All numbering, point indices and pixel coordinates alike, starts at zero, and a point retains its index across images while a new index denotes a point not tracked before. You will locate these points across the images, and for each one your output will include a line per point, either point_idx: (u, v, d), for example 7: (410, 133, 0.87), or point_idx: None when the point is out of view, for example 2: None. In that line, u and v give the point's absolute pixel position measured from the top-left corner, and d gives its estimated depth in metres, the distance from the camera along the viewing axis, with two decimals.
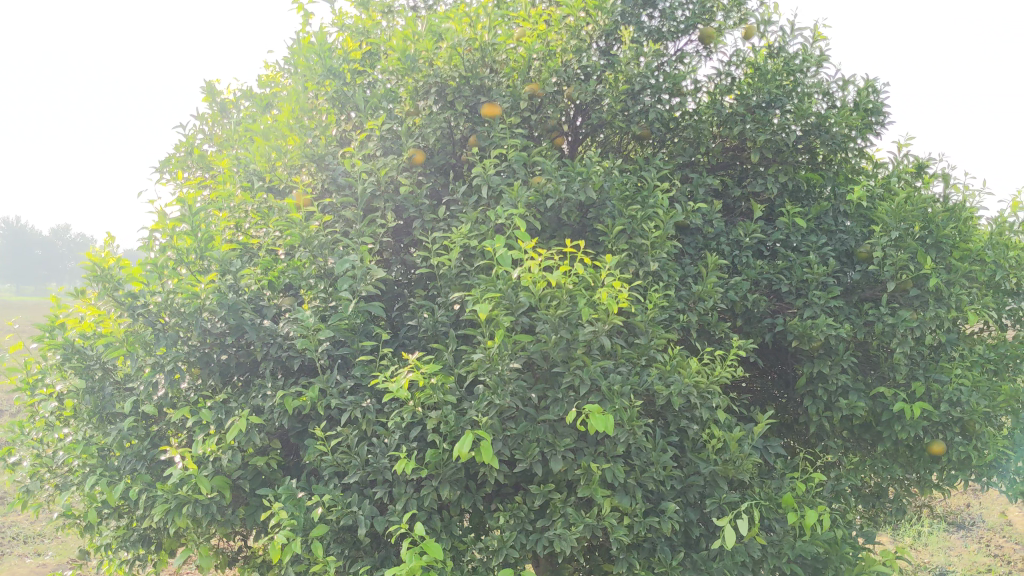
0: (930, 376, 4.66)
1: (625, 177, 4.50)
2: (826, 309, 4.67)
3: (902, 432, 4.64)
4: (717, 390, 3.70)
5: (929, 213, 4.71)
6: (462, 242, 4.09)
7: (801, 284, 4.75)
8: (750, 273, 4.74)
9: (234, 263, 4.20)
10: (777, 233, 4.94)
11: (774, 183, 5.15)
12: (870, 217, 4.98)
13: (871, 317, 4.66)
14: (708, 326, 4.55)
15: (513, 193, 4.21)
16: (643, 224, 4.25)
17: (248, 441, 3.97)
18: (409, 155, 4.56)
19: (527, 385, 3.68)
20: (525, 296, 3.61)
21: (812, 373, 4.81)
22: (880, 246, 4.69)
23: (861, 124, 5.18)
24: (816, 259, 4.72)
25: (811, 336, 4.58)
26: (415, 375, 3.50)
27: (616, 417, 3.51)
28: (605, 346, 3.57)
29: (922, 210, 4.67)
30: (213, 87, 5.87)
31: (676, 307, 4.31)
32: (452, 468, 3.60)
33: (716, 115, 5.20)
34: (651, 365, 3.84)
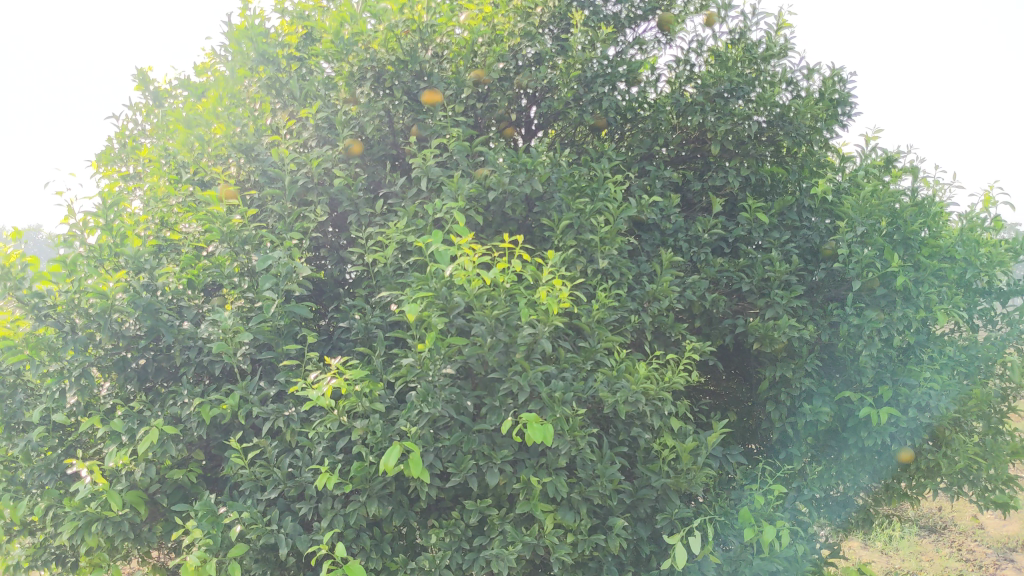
0: (899, 380, 4.46)
1: (575, 169, 4.23)
2: (788, 308, 4.42)
3: (869, 438, 4.47)
4: (668, 398, 3.43)
5: (897, 208, 4.48)
6: (397, 238, 3.80)
7: (763, 283, 4.50)
8: (708, 271, 4.49)
9: (149, 261, 3.91)
10: (739, 229, 4.68)
11: (735, 176, 4.90)
12: (836, 212, 4.73)
13: (836, 317, 4.41)
14: (664, 327, 4.29)
15: (454, 185, 3.96)
16: (592, 218, 3.99)
17: (163, 453, 3.66)
18: (344, 145, 4.29)
19: (462, 392, 3.39)
20: (459, 295, 3.33)
21: (775, 377, 4.55)
22: (846, 243, 4.44)
23: (826, 115, 4.93)
24: (778, 257, 4.47)
25: (773, 337, 4.35)
26: (337, 381, 3.20)
27: (557, 427, 3.23)
28: (546, 349, 3.30)
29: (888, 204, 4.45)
30: (145, 74, 5.55)
31: (628, 307, 4.04)
32: (380, 484, 3.30)
33: (675, 106, 4.95)
34: (598, 370, 3.57)
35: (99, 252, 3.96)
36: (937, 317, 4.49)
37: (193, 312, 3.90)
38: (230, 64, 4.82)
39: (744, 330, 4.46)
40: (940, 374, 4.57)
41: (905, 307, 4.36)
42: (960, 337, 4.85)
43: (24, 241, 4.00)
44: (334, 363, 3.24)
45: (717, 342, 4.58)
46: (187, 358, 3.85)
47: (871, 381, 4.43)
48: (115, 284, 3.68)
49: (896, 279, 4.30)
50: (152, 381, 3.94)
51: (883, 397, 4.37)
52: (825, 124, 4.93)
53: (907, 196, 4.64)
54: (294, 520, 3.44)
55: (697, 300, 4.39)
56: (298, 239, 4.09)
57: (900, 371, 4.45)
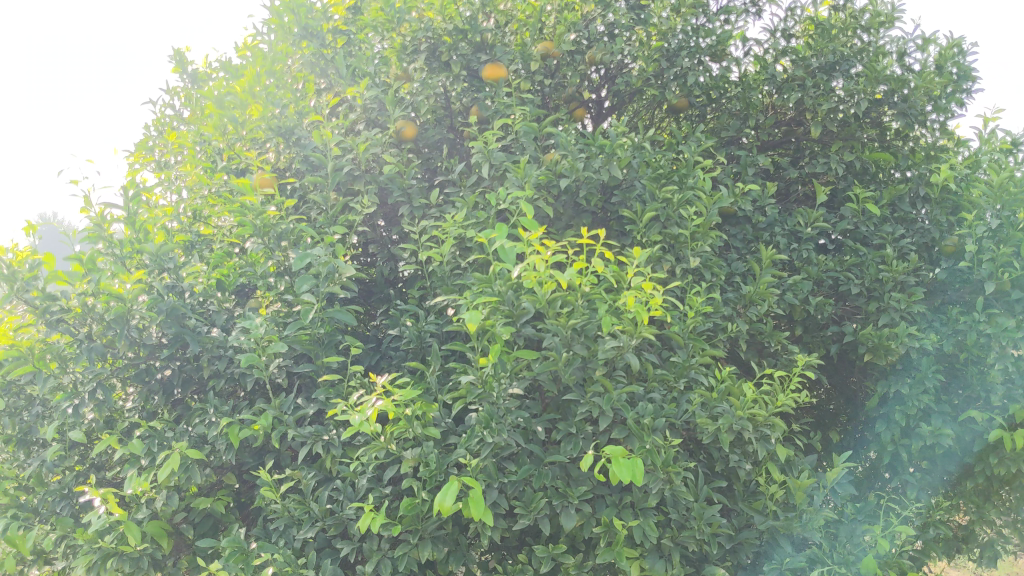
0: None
1: (659, 153, 3.67)
2: (906, 314, 3.81)
3: (1000, 466, 3.84)
4: (779, 424, 2.85)
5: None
6: (455, 232, 3.30)
7: (874, 285, 3.90)
8: (811, 271, 3.90)
9: (172, 258, 3.45)
10: (844, 223, 4.09)
11: (838, 163, 4.32)
12: (960, 202, 4.09)
13: (962, 326, 3.79)
14: (761, 336, 3.71)
15: (520, 171, 3.45)
16: (681, 210, 3.42)
17: (188, 479, 3.19)
18: (395, 128, 3.79)
19: (532, 416, 2.86)
20: (529, 300, 2.80)
21: (888, 393, 3.95)
22: (973, 239, 3.82)
23: (943, 91, 4.25)
24: (893, 254, 3.87)
25: (888, 347, 3.75)
26: (384, 403, 2.69)
27: (647, 460, 2.68)
28: (634, 365, 2.75)
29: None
30: (183, 55, 5.13)
31: (722, 314, 3.47)
32: (435, 524, 2.79)
33: (769, 81, 4.39)
34: (693, 388, 3.01)
35: (119, 249, 3.51)
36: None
37: (223, 317, 3.43)
38: (271, 41, 4.35)
39: (852, 339, 3.86)
40: None
41: None
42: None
43: (37, 237, 3.57)
44: (380, 381, 2.73)
45: (820, 352, 3.99)
46: (216, 370, 3.38)
47: (1002, 399, 3.81)
48: (133, 286, 3.22)
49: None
50: (179, 395, 3.48)
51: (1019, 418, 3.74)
52: (944, 101, 4.28)
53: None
54: (334, 563, 2.94)
55: (800, 304, 3.80)
56: (343, 234, 3.60)
57: None
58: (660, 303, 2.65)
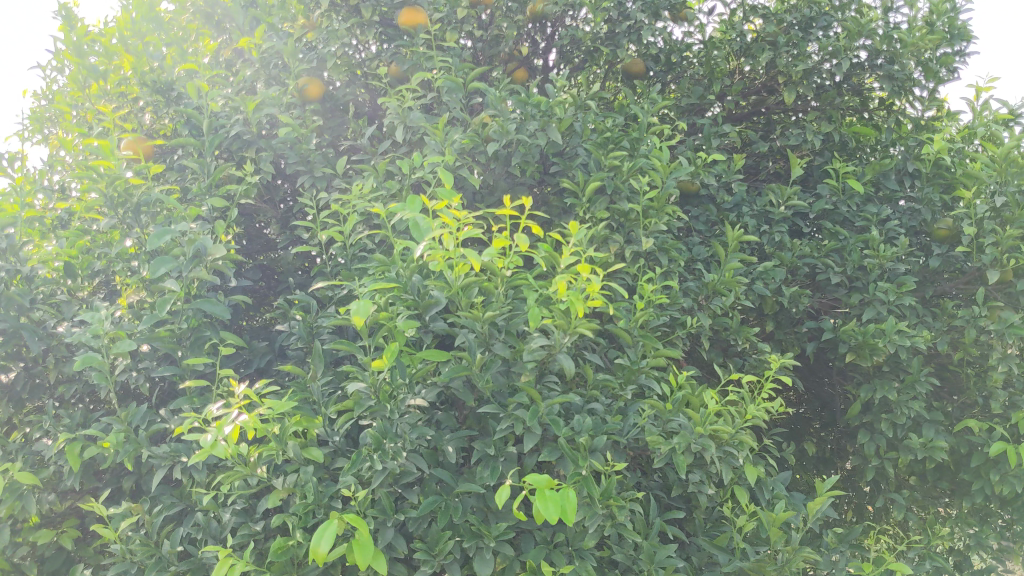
0: None
1: (608, 116, 3.10)
2: (894, 308, 3.28)
3: (1002, 485, 3.30)
4: (748, 442, 2.28)
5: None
6: (359, 205, 2.71)
7: (858, 273, 3.36)
8: (785, 256, 3.36)
9: (10, 236, 2.83)
10: (822, 202, 3.55)
11: (814, 135, 3.78)
12: (954, 178, 3.56)
13: (960, 320, 3.26)
14: (725, 333, 3.17)
15: (440, 134, 2.87)
16: (632, 180, 2.86)
17: (22, 509, 2.57)
18: (297, 84, 3.24)
19: (441, 434, 2.27)
20: (437, 287, 2.21)
21: (872, 399, 3.41)
22: (972, 219, 3.28)
23: (934, 52, 3.71)
24: (879, 237, 3.33)
25: (872, 346, 3.22)
26: (247, 419, 2.10)
27: (582, 491, 2.10)
28: (568, 370, 2.17)
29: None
30: (71, 11, 4.48)
31: (680, 305, 2.92)
32: (316, 570, 2.20)
33: (735, 41, 3.85)
34: (643, 397, 2.45)
35: None
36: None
37: (75, 309, 2.82)
38: None
39: (831, 336, 3.33)
40: None
41: None
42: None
43: None
44: (242, 391, 2.14)
45: (794, 352, 3.45)
46: (66, 373, 2.77)
47: (1004, 407, 3.28)
48: None
49: None
50: (24, 405, 2.86)
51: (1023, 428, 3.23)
52: (935, 62, 3.71)
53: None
54: None
55: (770, 295, 3.26)
56: (228, 208, 3.00)
57: None
58: (600, 287, 2.08)
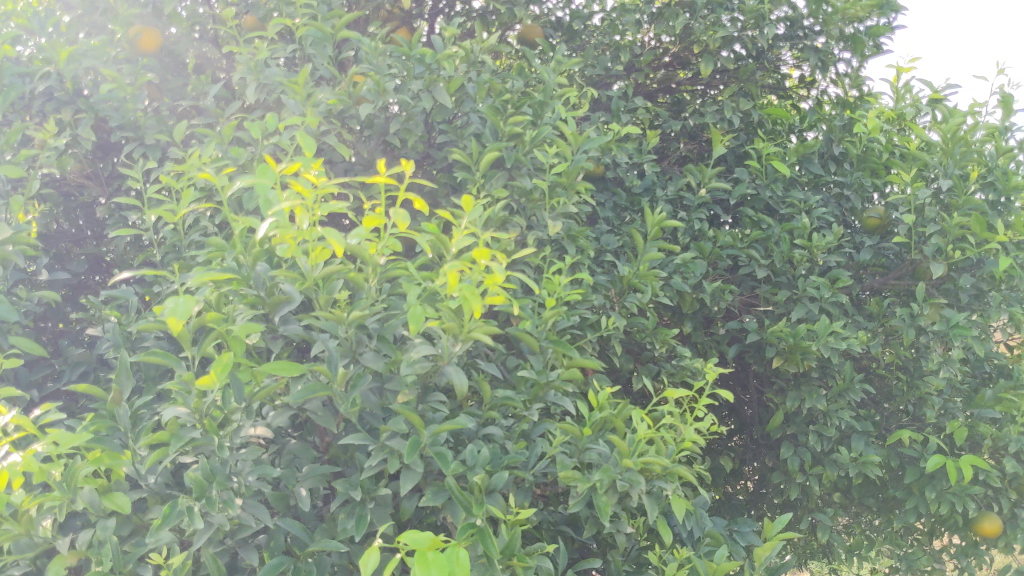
0: (975, 411, 3.03)
1: (505, 77, 2.61)
2: (826, 306, 2.91)
3: (939, 503, 2.97)
4: (684, 475, 1.82)
5: (995, 141, 2.94)
6: (195, 176, 2.13)
7: (785, 267, 2.97)
8: (704, 247, 2.94)
9: None
10: (742, 187, 3.15)
11: (732, 112, 3.38)
12: (883, 161, 3.23)
13: (896, 320, 2.92)
14: (639, 335, 2.73)
15: (300, 90, 2.32)
16: (536, 153, 2.37)
17: None
18: (127, 33, 2.63)
19: (292, 472, 1.73)
20: (290, 280, 1.66)
21: (799, 408, 3.03)
22: (910, 207, 2.94)
23: (860, 23, 3.37)
24: (810, 226, 2.95)
25: (804, 350, 2.84)
26: (16, 460, 1.51)
27: (478, 546, 1.61)
28: (461, 387, 1.66)
29: (983, 129, 2.90)
30: None
31: (590, 303, 2.45)
32: None
33: (646, 5, 3.40)
34: (551, 417, 1.96)
35: None
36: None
37: None
38: None
39: (755, 338, 2.93)
40: None
41: (1005, 306, 2.90)
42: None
43: None
44: (11, 421, 1.55)
45: (713, 355, 3.04)
46: None
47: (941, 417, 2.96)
48: None
49: (997, 262, 2.82)
50: None
51: (961, 440, 2.93)
52: (862, 35, 3.37)
53: (1002, 94, 3.04)
54: None
55: (689, 292, 2.84)
56: (28, 180, 2.37)
57: (982, 401, 3.01)
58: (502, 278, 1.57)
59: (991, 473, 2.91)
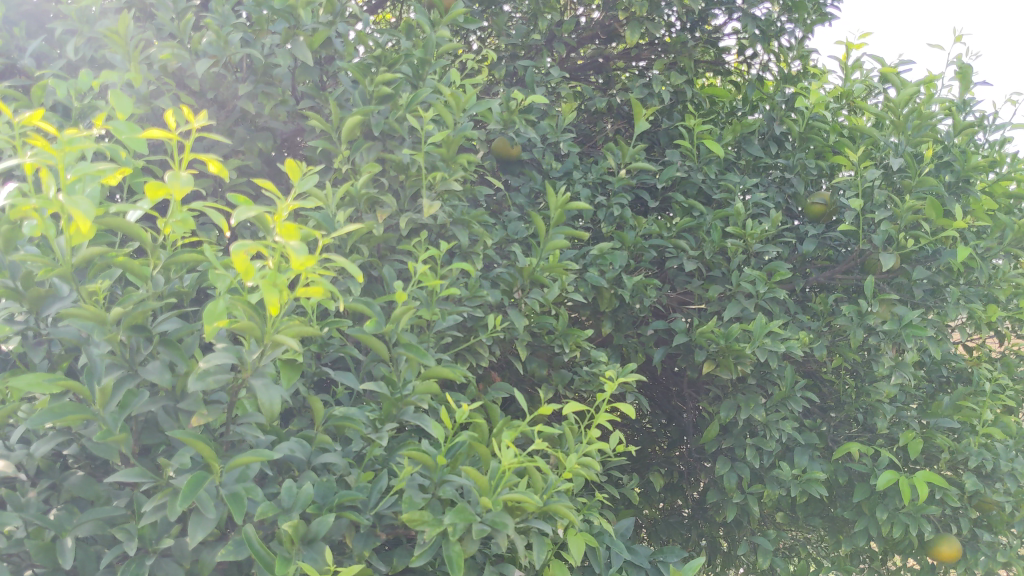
0: (932, 421, 2.70)
1: (386, 35, 2.23)
2: (763, 303, 2.57)
3: (891, 525, 2.63)
4: (569, 516, 1.43)
5: (951, 116, 2.61)
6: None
7: (717, 258, 2.62)
8: (626, 236, 2.57)
9: None
10: (672, 169, 2.80)
11: (662, 88, 3.03)
12: (829, 142, 2.89)
13: (843, 318, 2.58)
14: (548, 337, 2.36)
15: (124, 41, 1.91)
16: (413, 120, 1.99)
17: None
18: None
19: (59, 517, 1.34)
20: (52, 273, 1.25)
21: (733, 419, 2.68)
22: (857, 191, 2.60)
23: None
24: (745, 213, 2.60)
25: (737, 353, 2.49)
26: None
27: None
28: (274, 409, 1.26)
29: (937, 102, 2.56)
30: None
31: (483, 299, 2.08)
32: None
33: None
34: (412, 439, 1.58)
35: None
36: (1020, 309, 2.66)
37: None
38: None
39: (684, 339, 2.58)
40: (1001, 407, 2.84)
41: (963, 302, 2.57)
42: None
43: None
44: None
45: (638, 360, 2.68)
46: None
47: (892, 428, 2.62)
48: None
49: (954, 253, 2.49)
50: None
51: (915, 453, 2.60)
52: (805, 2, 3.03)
53: (959, 65, 2.71)
54: None
55: (607, 288, 2.47)
56: None
57: (939, 409, 2.68)
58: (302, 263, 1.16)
59: (948, 491, 2.57)
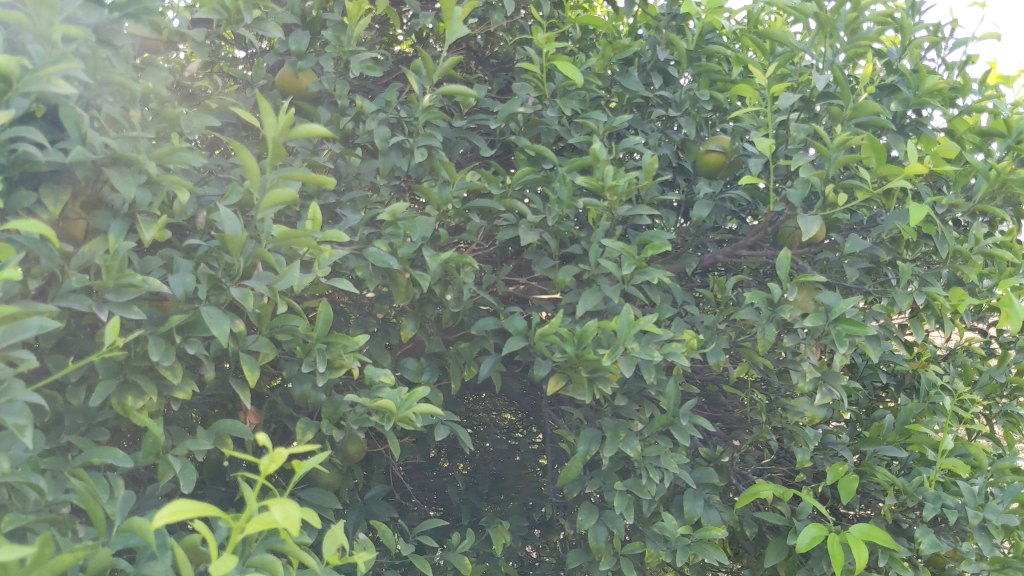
0: (870, 449, 1.96)
1: None
2: (632, 290, 1.77)
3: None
4: None
5: (896, 22, 1.84)
6: None
7: (570, 228, 1.81)
8: (436, 195, 1.75)
9: None
10: (513, 103, 1.98)
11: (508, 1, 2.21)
12: (730, 71, 2.11)
13: (747, 311, 1.81)
14: (300, 347, 1.53)
15: None
16: None
17: None
18: None
19: None
20: None
21: (596, 452, 1.91)
22: (765, 129, 1.83)
23: None
24: (610, 160, 1.79)
25: (593, 365, 1.69)
26: None
27: None
28: None
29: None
30: None
31: (151, 290, 1.24)
32: None
33: None
34: None
35: None
36: (988, 293, 1.92)
37: None
38: None
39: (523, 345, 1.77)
40: (958, 427, 2.11)
41: (915, 285, 1.81)
42: (981, 344, 2.40)
43: None
44: None
45: (462, 373, 1.87)
46: None
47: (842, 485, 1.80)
48: None
49: (902, 215, 1.74)
50: None
51: (849, 498, 1.82)
52: None
53: None
54: None
55: (399, 269, 1.63)
56: None
57: (878, 433, 1.94)
58: None
59: (894, 553, 1.83)
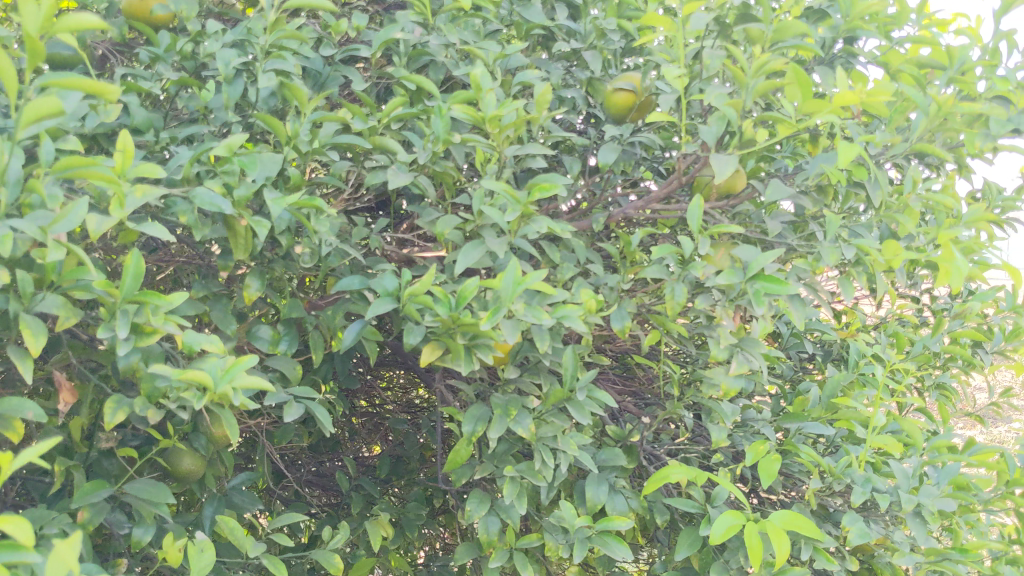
0: (793, 426, 1.74)
1: None
2: (521, 243, 1.51)
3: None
4: None
5: None
6: None
7: (450, 171, 1.55)
8: (286, 130, 1.46)
9: None
10: (389, 30, 1.70)
11: None
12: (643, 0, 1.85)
13: (654, 268, 1.56)
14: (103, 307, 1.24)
15: None
16: None
17: None
18: None
19: None
20: None
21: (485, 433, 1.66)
22: (677, 59, 1.58)
23: None
24: (495, 92, 1.53)
25: (471, 330, 1.43)
26: None
27: None
28: None
29: None
30: None
31: None
32: None
33: None
34: None
35: None
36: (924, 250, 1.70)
37: None
38: None
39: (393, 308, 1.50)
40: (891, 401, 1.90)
41: (843, 238, 1.59)
42: (915, 310, 2.20)
43: None
44: None
45: (326, 342, 1.59)
46: None
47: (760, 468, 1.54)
48: None
49: (830, 157, 1.52)
50: None
51: (770, 482, 1.56)
52: None
53: None
54: None
55: (235, 214, 1.35)
56: None
57: (803, 408, 1.72)
58: None
59: (817, 543, 1.61)
